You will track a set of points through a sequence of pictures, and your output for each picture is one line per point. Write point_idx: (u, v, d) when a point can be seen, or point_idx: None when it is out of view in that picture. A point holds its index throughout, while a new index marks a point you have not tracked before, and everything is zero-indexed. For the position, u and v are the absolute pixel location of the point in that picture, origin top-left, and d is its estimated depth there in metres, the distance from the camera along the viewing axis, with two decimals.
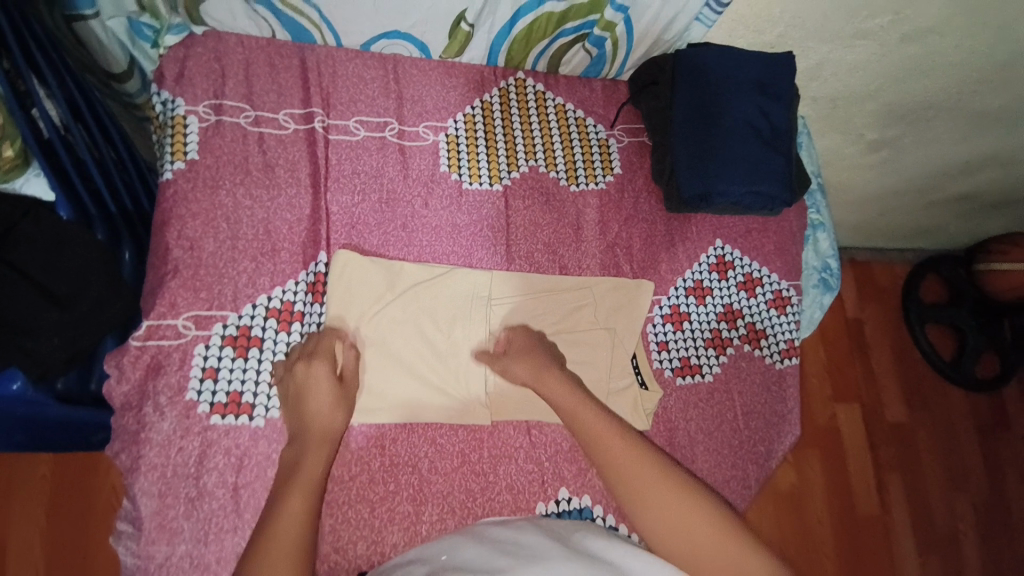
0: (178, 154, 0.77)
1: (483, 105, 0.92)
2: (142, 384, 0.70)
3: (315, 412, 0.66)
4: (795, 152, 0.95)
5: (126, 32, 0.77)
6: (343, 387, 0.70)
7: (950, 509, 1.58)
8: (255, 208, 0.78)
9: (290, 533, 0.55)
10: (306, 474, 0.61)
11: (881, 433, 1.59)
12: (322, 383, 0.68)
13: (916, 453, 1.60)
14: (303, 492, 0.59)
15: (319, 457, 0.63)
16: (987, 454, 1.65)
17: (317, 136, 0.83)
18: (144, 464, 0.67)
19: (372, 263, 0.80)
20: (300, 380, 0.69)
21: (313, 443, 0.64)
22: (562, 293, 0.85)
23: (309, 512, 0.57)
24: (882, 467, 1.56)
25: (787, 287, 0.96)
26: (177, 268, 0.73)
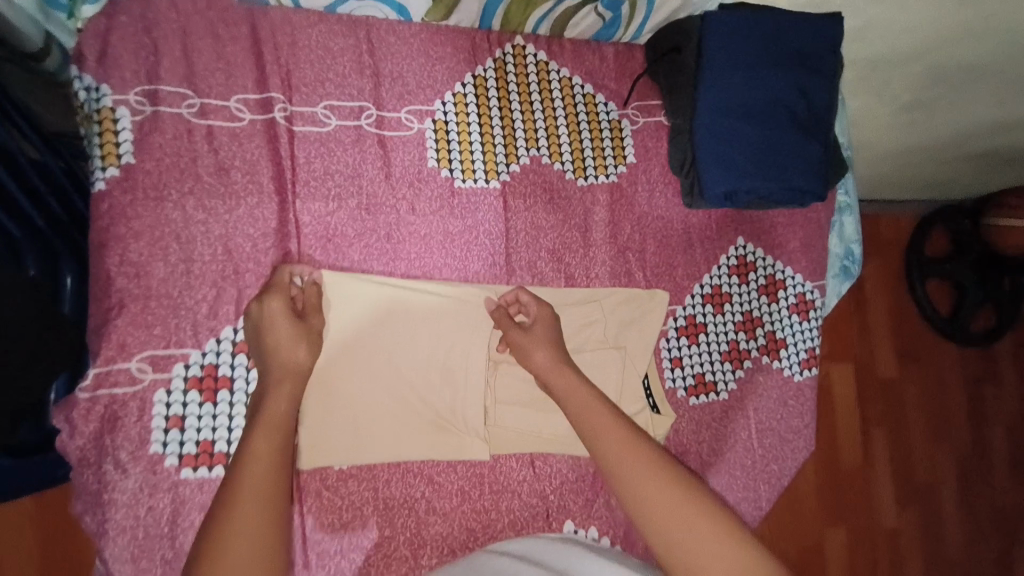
0: (110, 158, 0.64)
1: (475, 81, 0.78)
2: (99, 438, 0.62)
3: (274, 346, 0.60)
4: (832, 136, 0.83)
5: (38, 5, 0.61)
6: (302, 321, 0.63)
7: (929, 458, 1.49)
8: (210, 222, 0.66)
9: (255, 477, 0.51)
10: (268, 411, 0.56)
11: (870, 389, 1.46)
12: (278, 317, 0.61)
13: (902, 408, 1.49)
14: (268, 426, 0.55)
15: (283, 393, 0.58)
16: (971, 411, 1.54)
17: (279, 128, 0.70)
18: (111, 528, 0.61)
19: (362, 284, 0.70)
20: (257, 319, 0.62)
21: (273, 381, 0.59)
22: (576, 305, 0.76)
23: (272, 448, 0.53)
24: (868, 420, 1.45)
25: (811, 290, 0.88)
26: (123, 302, 0.63)
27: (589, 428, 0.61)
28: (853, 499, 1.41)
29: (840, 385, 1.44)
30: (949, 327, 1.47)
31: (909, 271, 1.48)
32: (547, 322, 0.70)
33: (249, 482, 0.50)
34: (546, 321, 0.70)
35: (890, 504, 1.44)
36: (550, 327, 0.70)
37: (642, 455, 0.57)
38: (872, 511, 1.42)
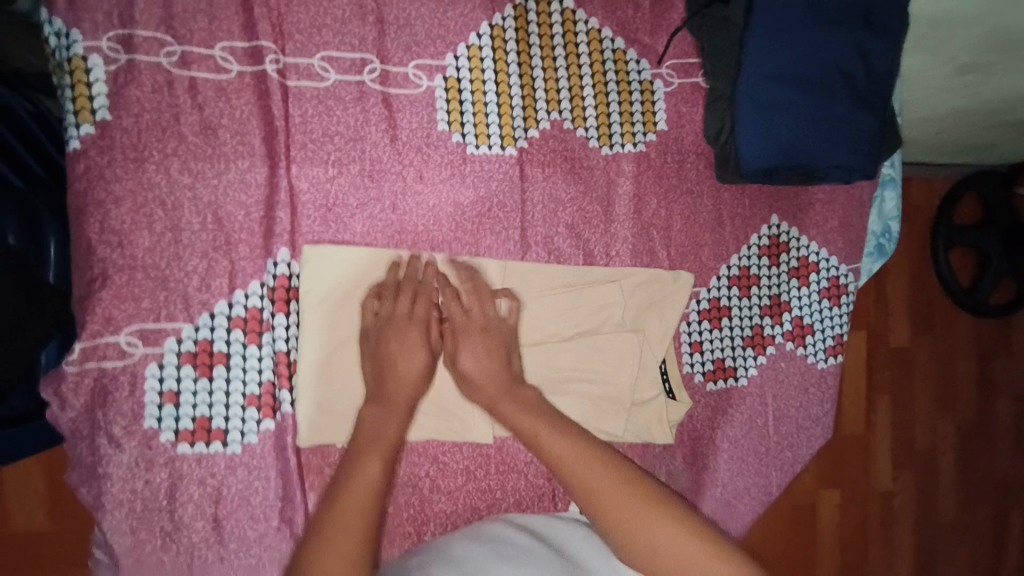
0: (84, 114, 0.57)
1: (493, 31, 0.69)
2: (90, 411, 0.58)
3: (401, 373, 0.60)
4: (889, 106, 0.75)
5: None
6: (433, 350, 0.62)
7: (932, 430, 1.47)
8: (198, 187, 0.60)
9: (362, 501, 0.50)
10: (385, 439, 0.56)
11: (881, 360, 1.43)
12: (420, 343, 0.61)
13: (911, 380, 1.45)
14: (382, 456, 0.55)
15: (394, 421, 0.58)
16: (982, 381, 1.51)
17: (271, 82, 0.62)
18: (109, 501, 0.59)
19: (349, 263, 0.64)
20: (383, 340, 0.61)
21: (392, 408, 0.59)
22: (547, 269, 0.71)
23: (384, 477, 0.53)
24: (874, 389, 1.42)
25: (845, 273, 0.82)
26: (107, 274, 0.58)
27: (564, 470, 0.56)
28: (850, 463, 1.40)
29: (850, 357, 1.41)
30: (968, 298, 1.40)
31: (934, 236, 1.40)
32: (470, 338, 0.63)
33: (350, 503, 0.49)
34: (478, 351, 0.63)
35: (887, 470, 1.43)
36: (476, 352, 0.63)
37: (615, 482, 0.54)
38: (869, 477, 1.41)
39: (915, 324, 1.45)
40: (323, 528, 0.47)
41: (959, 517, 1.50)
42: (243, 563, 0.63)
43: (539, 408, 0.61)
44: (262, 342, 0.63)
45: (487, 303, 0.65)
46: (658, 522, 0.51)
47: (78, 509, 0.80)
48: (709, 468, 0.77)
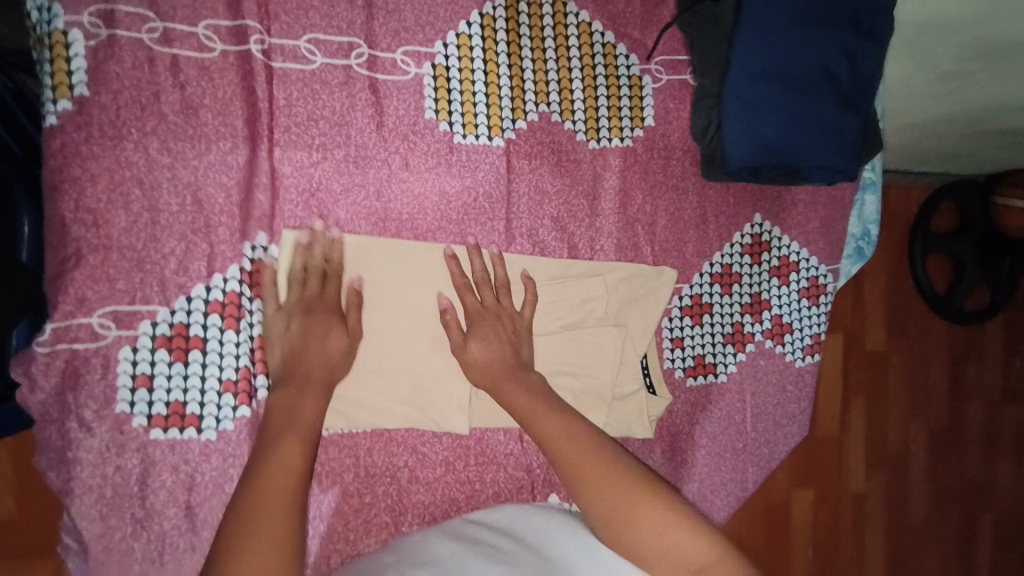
0: (62, 89, 0.56)
1: (483, 20, 0.69)
2: (61, 394, 0.57)
3: (310, 349, 0.59)
4: (871, 109, 0.76)
5: None
6: (349, 332, 0.61)
7: (904, 432, 1.51)
8: (178, 167, 0.59)
9: (278, 489, 0.49)
10: (302, 423, 0.55)
11: (858, 363, 1.46)
12: (320, 315, 0.60)
13: (886, 383, 1.48)
14: (300, 440, 0.54)
15: (312, 403, 0.57)
16: (954, 385, 1.55)
17: (256, 63, 0.61)
18: (78, 486, 0.57)
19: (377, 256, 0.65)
20: (299, 325, 0.59)
21: (310, 385, 0.58)
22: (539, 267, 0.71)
23: (302, 461, 0.52)
24: (850, 391, 1.45)
25: (824, 273, 0.84)
26: (81, 253, 0.56)
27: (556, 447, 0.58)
28: (824, 463, 1.42)
29: (826, 358, 1.43)
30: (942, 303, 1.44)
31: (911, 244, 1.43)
32: (483, 330, 0.65)
33: (266, 488, 0.49)
34: (485, 342, 0.65)
35: (861, 470, 1.46)
36: (485, 342, 0.64)
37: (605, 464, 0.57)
38: (843, 477, 1.44)
39: (891, 328, 1.48)
40: (240, 519, 0.46)
41: (929, 517, 1.54)
42: None
43: (535, 387, 0.63)
44: (240, 327, 0.62)
45: (505, 298, 0.67)
46: (643, 504, 0.53)
47: (47, 494, 0.79)
48: (688, 463, 0.77)
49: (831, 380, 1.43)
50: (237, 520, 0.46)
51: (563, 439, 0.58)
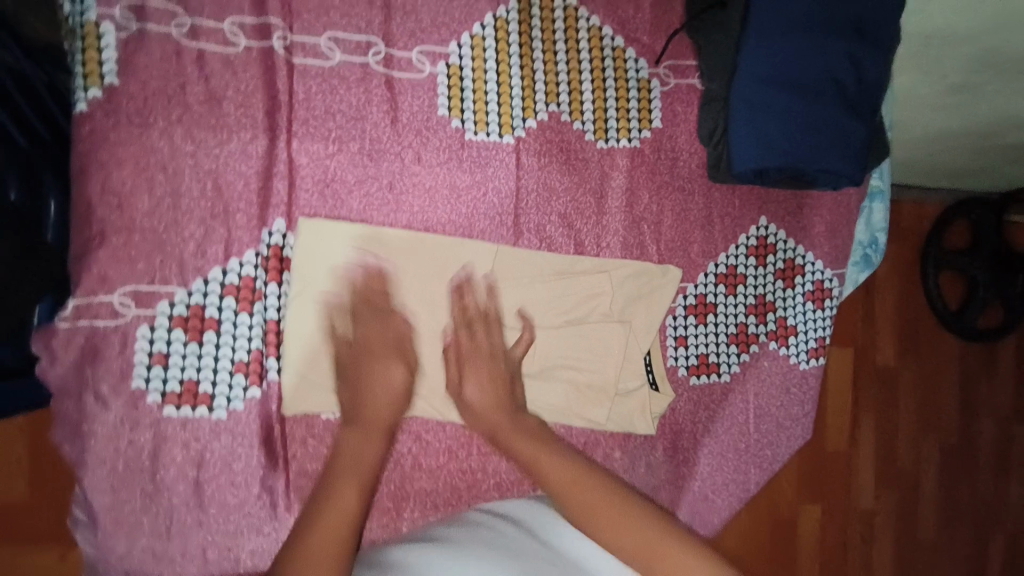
0: (92, 77, 0.59)
1: (496, 22, 0.71)
2: (80, 367, 0.59)
3: (370, 398, 0.63)
4: (876, 116, 0.77)
5: None
6: (408, 369, 0.65)
7: (914, 448, 1.49)
8: (200, 155, 0.62)
9: (334, 534, 0.54)
10: (363, 466, 0.60)
11: (867, 379, 1.45)
12: (378, 363, 0.64)
13: (894, 399, 1.47)
14: (357, 484, 0.59)
15: (370, 446, 0.62)
16: (965, 402, 1.53)
17: (277, 58, 0.64)
18: (91, 459, 0.59)
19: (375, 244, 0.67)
20: (359, 367, 0.64)
21: (370, 433, 0.62)
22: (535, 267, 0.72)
23: (360, 503, 0.58)
24: (859, 406, 1.44)
25: (830, 278, 0.84)
26: (105, 234, 0.59)
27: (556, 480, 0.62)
28: (830, 477, 1.40)
29: (834, 369, 1.42)
30: (957, 322, 1.42)
31: (923, 262, 1.42)
32: (478, 368, 0.66)
33: (326, 532, 0.54)
34: (482, 387, 0.66)
35: (868, 484, 1.44)
36: (484, 387, 0.66)
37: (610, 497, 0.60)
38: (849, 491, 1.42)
39: (899, 342, 1.48)
40: (298, 556, 0.52)
41: (938, 536, 1.51)
42: (221, 529, 0.63)
43: (540, 432, 0.66)
44: (253, 310, 0.64)
45: (495, 329, 0.69)
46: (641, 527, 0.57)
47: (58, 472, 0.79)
48: (690, 461, 0.78)
49: (840, 392, 1.42)
50: (295, 558, 0.52)
51: (568, 475, 0.62)
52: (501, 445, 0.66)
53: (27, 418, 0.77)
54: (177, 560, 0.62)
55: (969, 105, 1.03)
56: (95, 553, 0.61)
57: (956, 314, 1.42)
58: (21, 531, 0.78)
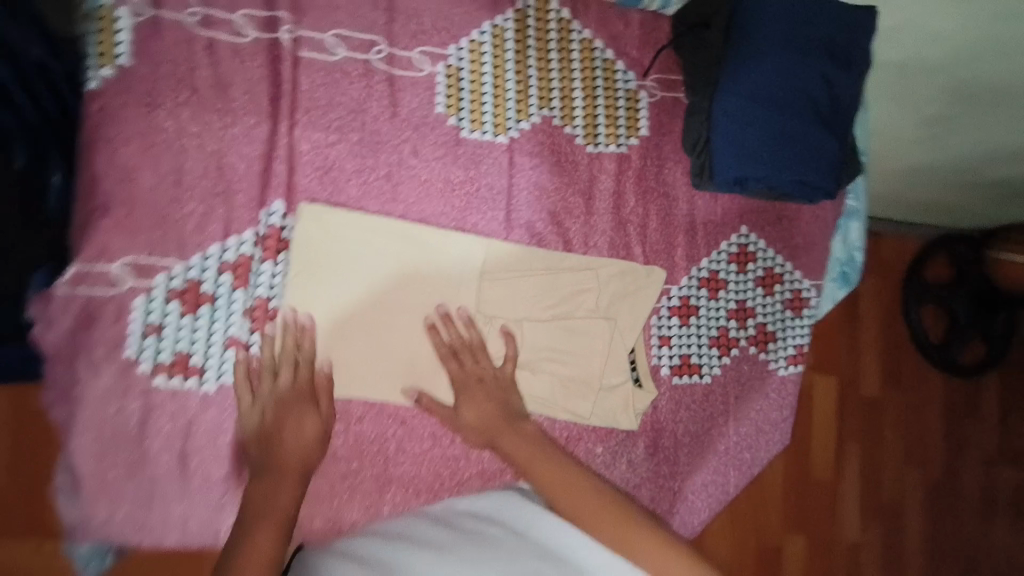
0: (106, 57, 0.62)
1: (494, 31, 0.75)
2: (73, 334, 0.61)
3: (289, 439, 0.62)
4: (849, 134, 0.81)
5: None
6: (322, 414, 0.64)
7: (899, 478, 1.50)
8: (204, 136, 0.64)
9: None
10: (275, 512, 0.58)
11: (854, 410, 1.46)
12: (290, 404, 0.62)
13: (880, 429, 1.48)
14: (275, 530, 0.57)
15: (286, 493, 0.60)
16: (949, 435, 1.55)
17: (284, 50, 0.67)
18: (79, 424, 0.61)
19: (380, 229, 0.69)
20: (277, 413, 0.62)
21: (281, 478, 0.60)
22: (526, 276, 0.73)
23: (277, 548, 0.56)
24: (844, 440, 1.44)
25: (808, 288, 0.87)
26: (108, 205, 0.61)
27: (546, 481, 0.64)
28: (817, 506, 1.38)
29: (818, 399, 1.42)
30: (938, 355, 1.48)
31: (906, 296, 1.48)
32: (470, 391, 0.69)
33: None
34: (475, 402, 0.68)
35: (852, 509, 1.45)
36: (477, 405, 0.68)
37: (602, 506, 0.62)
38: (834, 521, 1.42)
39: (885, 372, 1.50)
40: None
41: (922, 564, 1.51)
42: (206, 500, 0.66)
43: (529, 440, 0.67)
44: (249, 289, 0.66)
45: (481, 357, 0.70)
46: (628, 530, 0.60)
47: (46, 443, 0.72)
48: (671, 460, 0.79)
49: (824, 421, 1.42)
50: None
51: (568, 494, 0.63)
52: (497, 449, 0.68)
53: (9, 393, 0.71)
54: (157, 529, 0.65)
55: (944, 137, 1.08)
56: (77, 519, 0.62)
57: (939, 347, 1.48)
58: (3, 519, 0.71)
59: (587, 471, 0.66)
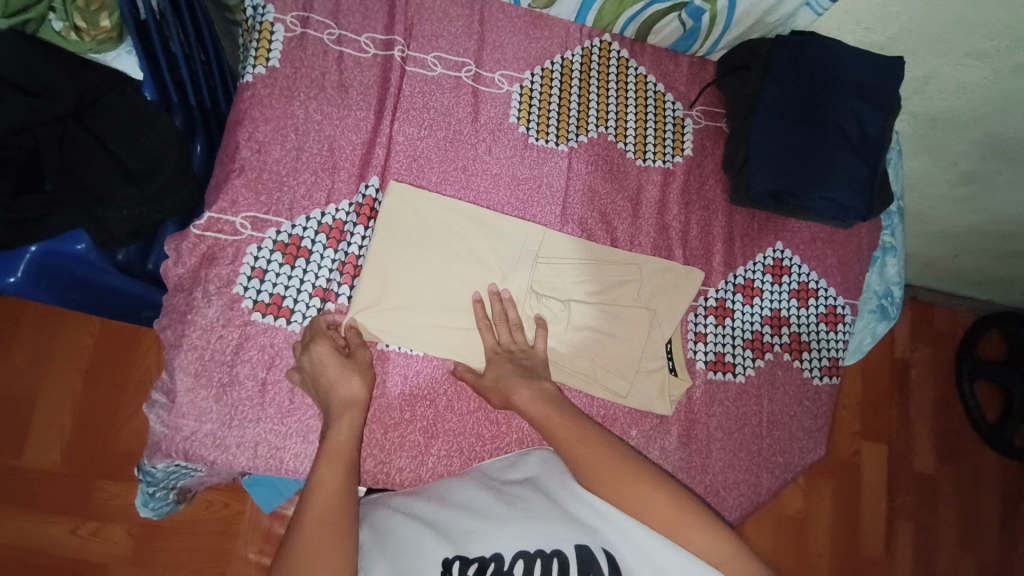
0: (262, 59, 0.78)
1: (563, 62, 0.89)
2: (195, 270, 0.73)
3: (330, 385, 0.68)
4: (882, 164, 0.88)
5: None
6: (352, 360, 0.70)
7: (954, 565, 1.40)
8: (324, 123, 0.79)
9: (327, 500, 0.59)
10: (331, 441, 0.64)
11: (904, 481, 1.40)
12: (326, 356, 0.69)
13: (934, 504, 1.41)
14: (332, 461, 0.62)
15: (344, 423, 0.65)
16: (1008, 521, 1.44)
17: (394, 63, 0.83)
18: (185, 343, 0.70)
19: (454, 211, 0.80)
20: (312, 360, 0.69)
21: (336, 413, 0.66)
22: (573, 263, 0.82)
23: (341, 476, 0.61)
24: (897, 513, 1.38)
25: (842, 304, 0.93)
26: (243, 168, 0.75)
27: (577, 454, 0.65)
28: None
29: (867, 471, 1.38)
30: (992, 432, 1.40)
31: (959, 370, 1.44)
32: (499, 361, 0.75)
33: (313, 505, 0.58)
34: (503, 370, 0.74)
35: None
36: (503, 369, 0.74)
37: (618, 465, 0.63)
38: None
39: (938, 449, 1.44)
40: (296, 527, 0.57)
41: None
42: (275, 429, 0.72)
43: (548, 401, 0.70)
44: (339, 248, 0.77)
45: (516, 333, 0.77)
46: (665, 503, 0.61)
47: (129, 383, 1.09)
48: (703, 453, 0.83)
49: (874, 494, 1.37)
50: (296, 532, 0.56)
51: (599, 463, 0.64)
52: (512, 403, 0.72)
53: (109, 334, 1.10)
54: (230, 450, 0.70)
55: (982, 195, 1.12)
56: (162, 432, 0.69)
57: (994, 428, 1.41)
58: (112, 440, 1.07)
59: (610, 435, 0.68)
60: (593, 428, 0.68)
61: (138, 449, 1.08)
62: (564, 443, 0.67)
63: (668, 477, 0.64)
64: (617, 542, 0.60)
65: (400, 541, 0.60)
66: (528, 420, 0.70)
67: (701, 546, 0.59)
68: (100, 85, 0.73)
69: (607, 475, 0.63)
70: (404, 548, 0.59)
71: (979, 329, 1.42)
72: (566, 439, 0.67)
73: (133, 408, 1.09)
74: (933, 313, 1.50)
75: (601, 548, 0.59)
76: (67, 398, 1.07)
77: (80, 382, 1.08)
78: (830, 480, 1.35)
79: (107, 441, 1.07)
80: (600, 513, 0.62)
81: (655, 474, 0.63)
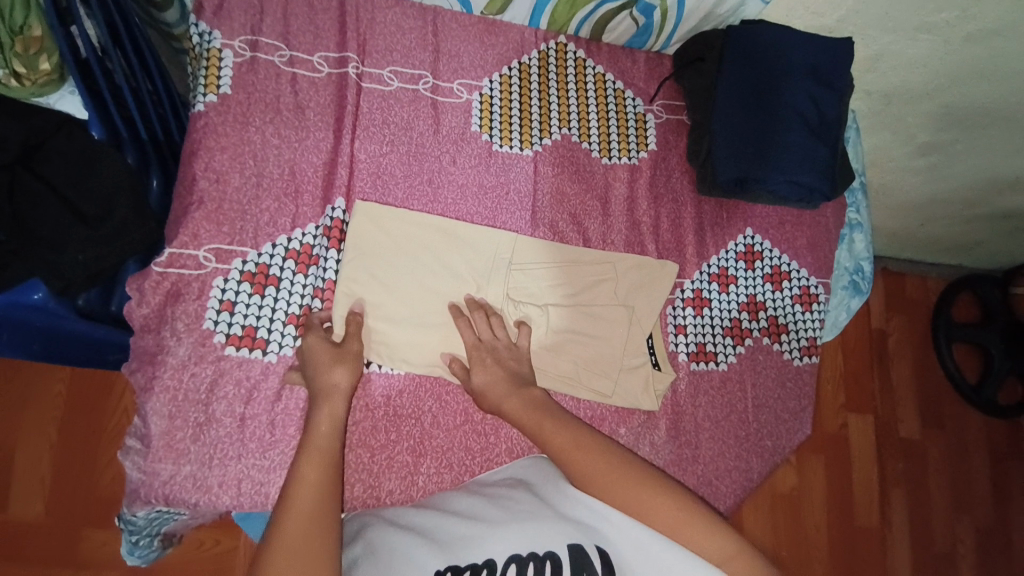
0: (212, 86, 0.76)
1: (521, 67, 0.89)
2: (161, 309, 0.70)
3: (316, 372, 0.68)
4: (841, 143, 0.90)
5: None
6: (341, 347, 0.71)
7: (946, 525, 1.43)
8: (283, 147, 0.78)
9: (306, 499, 0.58)
10: (316, 437, 0.63)
11: (892, 449, 1.43)
12: (317, 345, 0.70)
13: (922, 468, 1.44)
14: (317, 461, 0.61)
15: (325, 412, 0.66)
16: (996, 478, 1.48)
17: (349, 81, 0.82)
18: (157, 385, 0.68)
19: (424, 225, 0.80)
20: (303, 349, 0.70)
21: (323, 400, 0.67)
22: (548, 267, 0.82)
23: (323, 478, 0.60)
24: (888, 481, 1.41)
25: (815, 284, 0.95)
26: (202, 200, 0.73)
27: (572, 459, 0.65)
28: (865, 553, 1.36)
29: (856, 442, 1.40)
30: (975, 395, 1.44)
31: (935, 333, 1.47)
32: (484, 363, 0.73)
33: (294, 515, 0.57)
34: (489, 373, 0.73)
35: (904, 557, 1.39)
36: (489, 375, 0.73)
37: (613, 467, 0.63)
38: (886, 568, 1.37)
39: (921, 414, 1.47)
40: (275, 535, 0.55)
41: None
42: (258, 464, 0.70)
43: (541, 408, 0.70)
44: (308, 272, 0.75)
45: (496, 326, 0.77)
46: (660, 500, 0.60)
47: (105, 428, 1.06)
48: (692, 444, 0.84)
49: (865, 464, 1.40)
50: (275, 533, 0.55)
51: (594, 464, 0.63)
52: (501, 408, 0.71)
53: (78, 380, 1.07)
54: (213, 490, 0.68)
55: (942, 164, 1.15)
56: (139, 479, 0.66)
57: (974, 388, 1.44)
58: (92, 487, 1.04)
59: (602, 437, 0.67)
60: (587, 433, 0.67)
61: (119, 495, 1.04)
62: (558, 446, 0.66)
63: (667, 479, 0.63)
64: (612, 541, 0.59)
65: (391, 551, 0.58)
66: (521, 429, 0.70)
67: (698, 540, 0.58)
68: (44, 129, 0.70)
69: (604, 479, 0.62)
70: (396, 557, 0.58)
71: (951, 293, 1.46)
72: (559, 442, 0.66)
73: (111, 456, 1.05)
74: (904, 282, 1.53)
75: (592, 544, 0.58)
76: (43, 447, 1.04)
77: (54, 431, 1.04)
78: (821, 455, 1.37)
79: (88, 488, 1.04)
80: (597, 513, 0.60)
81: (649, 473, 0.63)
